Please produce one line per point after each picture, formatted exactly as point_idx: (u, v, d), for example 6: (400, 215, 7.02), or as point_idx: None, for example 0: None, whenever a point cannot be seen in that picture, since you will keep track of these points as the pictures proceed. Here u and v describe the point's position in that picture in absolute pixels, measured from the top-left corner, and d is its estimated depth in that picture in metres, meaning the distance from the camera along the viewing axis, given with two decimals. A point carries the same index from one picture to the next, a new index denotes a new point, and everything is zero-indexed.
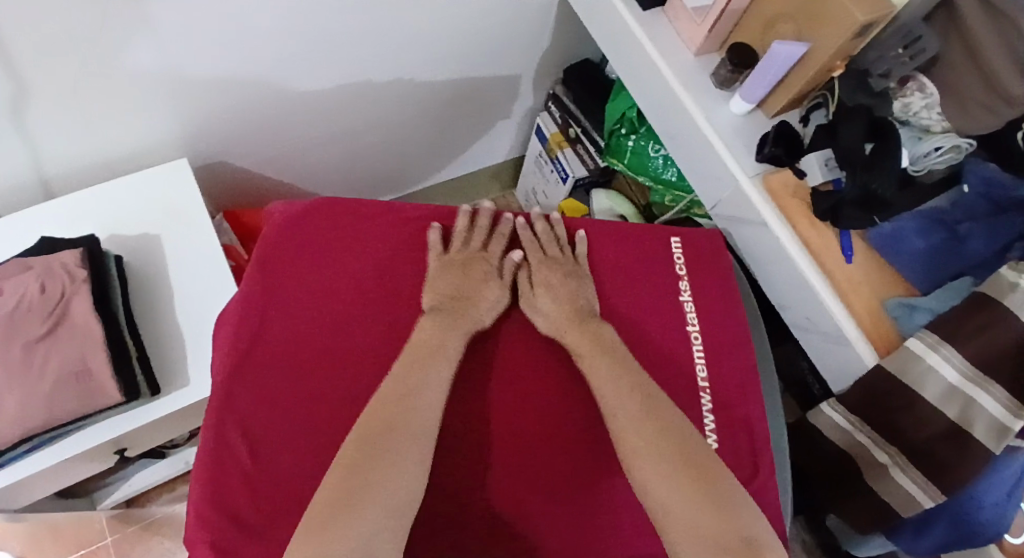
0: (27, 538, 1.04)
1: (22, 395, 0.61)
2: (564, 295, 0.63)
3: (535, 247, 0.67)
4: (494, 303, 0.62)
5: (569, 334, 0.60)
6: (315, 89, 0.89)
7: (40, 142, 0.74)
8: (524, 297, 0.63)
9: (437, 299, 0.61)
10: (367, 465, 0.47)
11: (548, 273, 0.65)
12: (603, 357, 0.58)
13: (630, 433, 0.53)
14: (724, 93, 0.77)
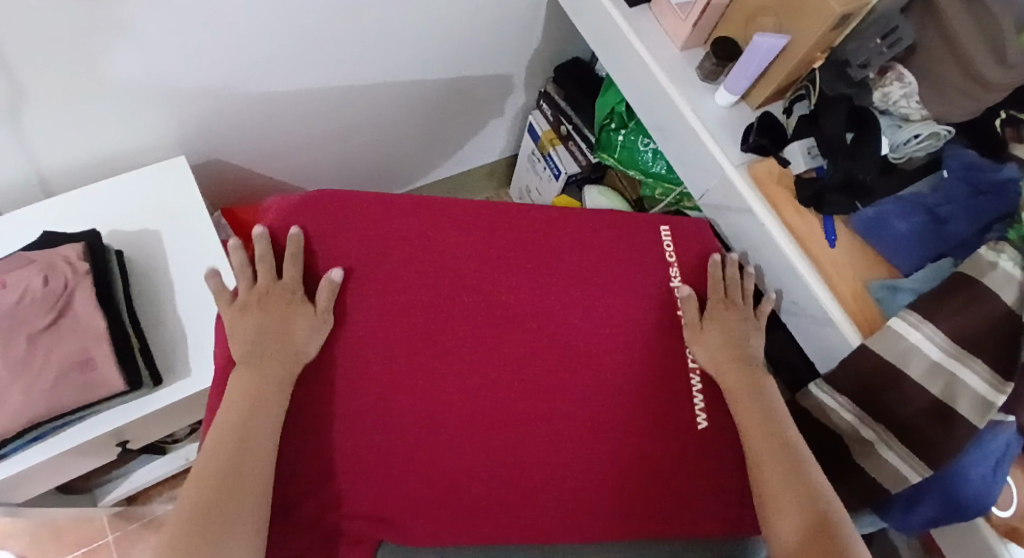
0: (28, 538, 1.06)
1: (25, 386, 0.62)
2: (721, 344, 0.64)
3: (717, 288, 0.68)
4: (291, 339, 0.56)
5: (728, 373, 0.63)
6: (310, 88, 0.91)
7: (39, 140, 0.75)
8: (701, 336, 0.64)
9: (242, 348, 0.55)
10: (221, 496, 0.47)
11: (726, 317, 0.66)
12: (760, 402, 0.60)
13: (769, 485, 0.54)
14: (709, 86, 0.79)
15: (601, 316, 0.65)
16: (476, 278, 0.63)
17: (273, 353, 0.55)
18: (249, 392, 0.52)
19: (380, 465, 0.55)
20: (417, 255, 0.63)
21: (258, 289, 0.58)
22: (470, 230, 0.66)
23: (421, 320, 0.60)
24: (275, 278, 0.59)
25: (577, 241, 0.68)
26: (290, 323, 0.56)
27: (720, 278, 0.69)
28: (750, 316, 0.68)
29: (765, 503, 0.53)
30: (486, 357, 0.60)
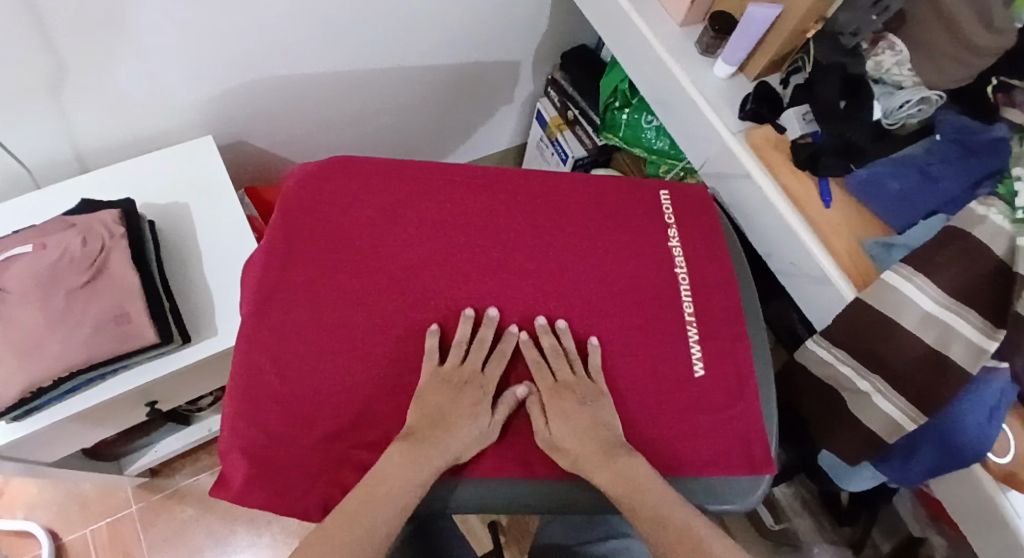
0: (55, 508, 1.10)
1: (65, 336, 0.67)
2: (582, 425, 0.59)
3: (541, 367, 0.62)
4: (457, 442, 0.57)
5: (591, 466, 0.57)
6: (329, 72, 0.96)
7: (77, 116, 0.80)
8: (556, 439, 0.59)
9: (428, 425, 0.57)
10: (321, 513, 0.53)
11: (563, 394, 0.61)
12: (637, 488, 0.56)
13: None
14: (708, 59, 0.82)
15: (602, 269, 0.67)
16: (482, 236, 0.67)
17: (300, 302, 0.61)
18: (407, 471, 0.54)
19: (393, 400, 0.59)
20: (428, 212, 0.67)
21: (470, 372, 0.61)
22: (476, 193, 0.69)
23: (431, 269, 0.64)
24: (480, 366, 0.61)
25: (578, 201, 0.71)
26: (454, 417, 0.58)
27: (541, 360, 0.63)
28: (581, 386, 0.61)
29: None
30: (491, 303, 0.63)
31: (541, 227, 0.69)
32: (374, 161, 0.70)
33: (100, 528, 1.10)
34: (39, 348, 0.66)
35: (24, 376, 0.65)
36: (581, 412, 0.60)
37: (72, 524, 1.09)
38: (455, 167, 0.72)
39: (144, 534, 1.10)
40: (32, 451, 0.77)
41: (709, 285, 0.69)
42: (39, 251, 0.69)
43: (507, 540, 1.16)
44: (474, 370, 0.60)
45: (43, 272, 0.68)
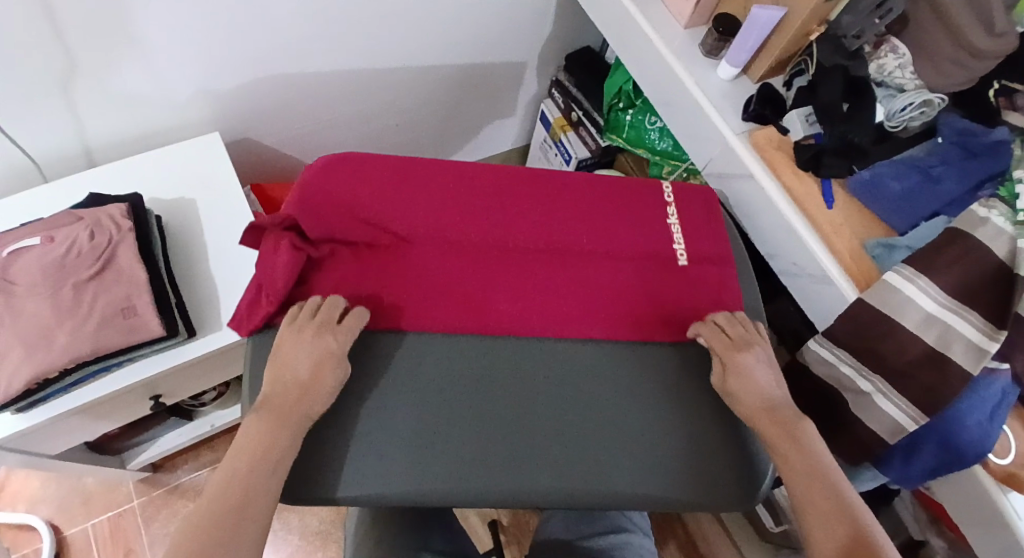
0: (57, 503, 1.11)
1: (72, 328, 0.67)
2: (746, 399, 0.61)
3: (717, 332, 0.65)
4: (278, 427, 0.54)
5: (762, 423, 0.60)
6: (336, 70, 0.96)
7: (87, 112, 0.81)
8: (733, 394, 0.62)
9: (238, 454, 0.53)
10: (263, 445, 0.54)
11: (756, 349, 0.64)
12: (793, 439, 0.58)
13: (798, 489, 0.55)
14: (712, 62, 0.83)
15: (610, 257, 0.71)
16: (493, 226, 0.70)
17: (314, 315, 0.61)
18: (262, 439, 0.54)
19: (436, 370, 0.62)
20: (425, 163, 0.72)
21: (318, 365, 0.58)
22: (477, 188, 0.71)
23: (429, 218, 0.68)
24: (332, 320, 0.61)
25: (576, 195, 0.73)
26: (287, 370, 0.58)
27: (718, 331, 0.66)
28: (758, 351, 0.64)
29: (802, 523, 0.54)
30: (479, 250, 0.68)
31: (531, 189, 0.73)
32: (366, 159, 0.70)
33: (101, 522, 1.11)
34: (46, 340, 0.66)
35: (29, 368, 0.65)
36: (763, 376, 0.62)
37: (73, 520, 1.10)
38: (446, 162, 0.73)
39: (145, 529, 1.11)
40: (35, 442, 0.77)
41: (701, 285, 0.71)
42: (48, 244, 0.70)
43: (507, 539, 1.16)
44: (455, 306, 0.65)
45: (53, 265, 0.68)
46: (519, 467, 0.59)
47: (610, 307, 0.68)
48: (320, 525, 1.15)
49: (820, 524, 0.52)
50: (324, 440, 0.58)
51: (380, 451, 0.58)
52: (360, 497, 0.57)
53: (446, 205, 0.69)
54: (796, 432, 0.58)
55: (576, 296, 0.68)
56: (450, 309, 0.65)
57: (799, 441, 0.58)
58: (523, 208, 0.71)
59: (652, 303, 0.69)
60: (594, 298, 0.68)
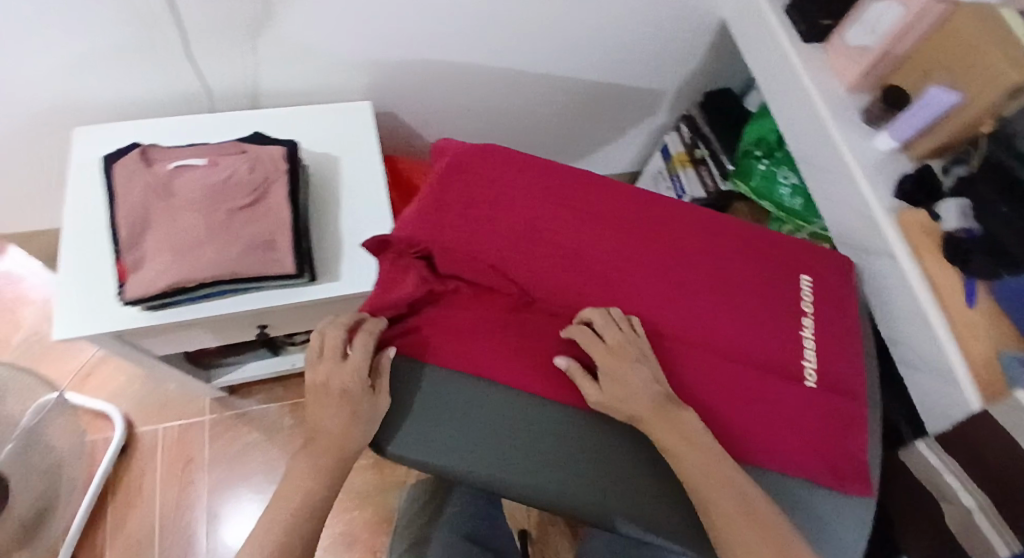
0: (138, 400, 1.19)
1: (218, 249, 0.71)
2: (635, 405, 0.58)
3: (593, 338, 0.61)
4: (322, 475, 0.59)
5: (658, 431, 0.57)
6: (489, 64, 1.00)
7: (264, 56, 0.87)
8: (617, 400, 0.58)
9: (292, 495, 0.59)
10: (305, 481, 0.59)
11: (630, 359, 0.60)
12: (698, 451, 0.56)
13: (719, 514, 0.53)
14: (871, 130, 0.80)
15: (731, 298, 0.67)
16: (615, 240, 0.69)
17: (337, 351, 0.60)
18: (307, 485, 0.59)
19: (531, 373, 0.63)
20: (561, 170, 0.74)
21: (346, 420, 0.58)
22: (605, 202, 0.72)
23: (545, 267, 0.67)
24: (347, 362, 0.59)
25: (703, 229, 0.71)
26: (321, 418, 0.59)
27: (588, 332, 0.61)
28: (637, 357, 0.60)
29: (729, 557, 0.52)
30: (589, 311, 0.65)
31: (656, 258, 0.68)
32: (507, 156, 0.73)
33: (171, 428, 1.18)
34: (193, 254, 0.71)
35: (171, 274, 0.70)
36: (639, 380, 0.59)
37: (148, 419, 1.18)
38: (579, 172, 0.74)
39: (207, 445, 1.18)
40: (151, 339, 0.83)
41: (826, 381, 0.65)
42: (211, 168, 0.76)
43: (534, 551, 1.17)
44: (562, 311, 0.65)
45: (213, 188, 0.74)
46: (601, 487, 0.59)
47: (725, 379, 0.63)
48: (362, 485, 1.19)
49: None
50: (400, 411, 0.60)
51: (473, 436, 0.60)
52: (401, 454, 0.59)
53: (565, 260, 0.67)
54: (695, 458, 0.56)
55: (687, 383, 0.62)
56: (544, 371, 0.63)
57: (688, 457, 0.56)
58: (646, 229, 0.70)
59: (769, 408, 0.62)
60: (707, 385, 0.62)
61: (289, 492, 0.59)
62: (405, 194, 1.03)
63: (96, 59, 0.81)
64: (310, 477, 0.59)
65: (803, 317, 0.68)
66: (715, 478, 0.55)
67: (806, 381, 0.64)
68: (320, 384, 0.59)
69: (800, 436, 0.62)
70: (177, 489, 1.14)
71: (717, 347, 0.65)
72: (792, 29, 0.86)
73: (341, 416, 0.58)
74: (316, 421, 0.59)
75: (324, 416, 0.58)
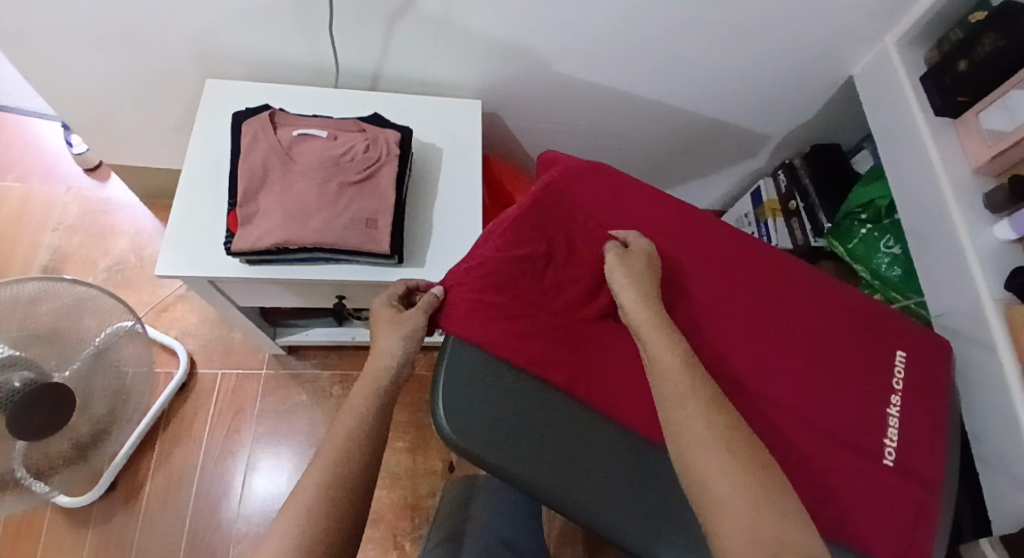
0: (205, 342, 1.25)
1: (326, 217, 0.75)
2: (630, 295, 0.63)
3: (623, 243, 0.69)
4: (371, 399, 0.63)
5: (642, 320, 0.62)
6: (603, 84, 1.01)
7: (395, 43, 0.90)
8: (619, 285, 0.64)
9: (343, 421, 0.61)
10: (358, 415, 0.62)
11: (643, 275, 0.65)
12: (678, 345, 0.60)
13: (684, 413, 0.56)
14: (989, 216, 0.77)
15: (814, 358, 0.66)
16: (706, 278, 0.69)
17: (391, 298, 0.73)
18: (358, 418, 0.61)
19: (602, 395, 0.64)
20: (662, 200, 0.74)
21: (387, 335, 0.68)
22: (702, 239, 0.72)
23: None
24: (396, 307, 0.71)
25: (798, 283, 0.70)
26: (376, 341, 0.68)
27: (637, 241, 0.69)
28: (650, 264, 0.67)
29: (681, 443, 0.54)
30: None
31: (751, 305, 0.68)
32: (612, 178, 0.75)
33: (230, 375, 1.23)
34: (302, 218, 0.74)
35: (280, 232, 0.73)
36: (646, 280, 0.65)
37: (210, 362, 1.24)
38: (680, 204, 0.75)
39: (259, 398, 1.22)
40: (240, 289, 0.87)
41: (904, 468, 0.63)
42: (332, 141, 0.79)
43: None
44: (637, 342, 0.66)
45: (331, 160, 0.77)
46: (650, 524, 0.59)
47: (794, 437, 0.62)
48: (395, 466, 1.21)
49: (711, 461, 0.52)
50: (455, 386, 0.62)
51: (532, 447, 0.60)
52: (457, 443, 0.59)
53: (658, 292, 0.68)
54: (672, 346, 0.60)
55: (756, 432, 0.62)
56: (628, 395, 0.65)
57: (661, 342, 0.60)
58: (739, 273, 0.70)
59: (835, 476, 0.61)
60: (776, 439, 0.62)
61: (343, 428, 0.60)
62: (496, 195, 1.06)
63: (244, 21, 0.86)
64: (363, 412, 0.62)
65: (891, 393, 0.66)
66: (692, 374, 0.58)
67: (881, 461, 0.62)
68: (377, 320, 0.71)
69: (872, 515, 0.60)
70: (224, 433, 1.19)
71: (791, 404, 0.64)
72: (924, 100, 0.84)
73: (393, 340, 0.67)
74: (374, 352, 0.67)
75: (379, 349, 0.67)
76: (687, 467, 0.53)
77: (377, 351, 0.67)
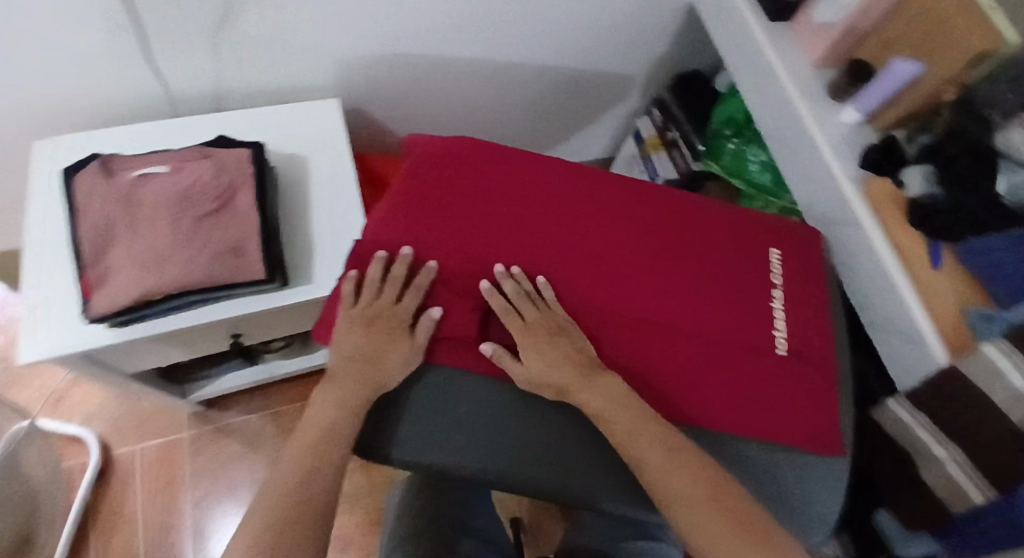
0: (115, 420, 1.16)
1: (187, 255, 0.70)
2: (563, 363, 0.60)
3: (513, 314, 0.62)
4: (329, 426, 0.56)
5: (580, 388, 0.59)
6: (458, 56, 0.98)
7: (226, 59, 0.85)
8: (543, 362, 0.60)
9: (300, 443, 0.56)
10: (322, 439, 0.56)
11: (560, 342, 0.61)
12: (627, 398, 0.59)
13: (656, 465, 0.54)
14: (834, 104, 0.81)
15: (705, 279, 0.68)
16: (592, 228, 0.69)
17: (375, 280, 0.63)
18: (321, 439, 0.56)
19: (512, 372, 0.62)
20: (534, 159, 0.73)
21: (388, 347, 0.61)
22: (581, 191, 0.71)
23: (530, 258, 0.67)
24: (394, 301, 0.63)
25: (677, 214, 0.72)
26: (385, 350, 0.61)
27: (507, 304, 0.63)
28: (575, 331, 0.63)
29: (668, 504, 0.53)
30: (568, 301, 0.65)
31: (639, 244, 0.69)
32: (479, 148, 0.72)
33: (150, 447, 1.15)
34: (161, 261, 0.69)
35: (141, 284, 0.68)
36: (571, 350, 0.61)
37: (125, 439, 1.15)
38: (552, 160, 0.74)
39: (189, 461, 1.15)
40: (120, 357, 0.80)
41: (798, 353, 0.67)
42: (176, 175, 0.74)
43: (528, 539, 1.18)
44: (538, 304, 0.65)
45: (179, 194, 0.72)
46: (580, 468, 0.60)
47: (702, 359, 0.64)
48: (351, 490, 1.17)
49: (698, 515, 0.52)
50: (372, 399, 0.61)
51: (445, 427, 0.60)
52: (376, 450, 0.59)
53: (547, 253, 0.67)
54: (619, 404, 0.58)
55: (666, 365, 0.63)
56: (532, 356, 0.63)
57: (607, 399, 0.58)
58: (621, 216, 0.70)
59: (744, 383, 0.64)
60: (687, 366, 0.63)
61: (298, 452, 0.55)
62: (379, 190, 1.02)
63: (45, 67, 0.78)
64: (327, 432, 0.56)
65: (773, 289, 0.70)
66: (648, 424, 0.57)
67: (776, 352, 0.66)
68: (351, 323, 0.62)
69: (784, 409, 0.63)
70: (161, 508, 1.12)
71: (695, 328, 0.65)
72: (755, 8, 0.87)
73: (394, 349, 0.61)
74: (351, 351, 0.60)
75: (362, 354, 0.60)
76: (678, 528, 0.52)
77: (362, 355, 0.60)
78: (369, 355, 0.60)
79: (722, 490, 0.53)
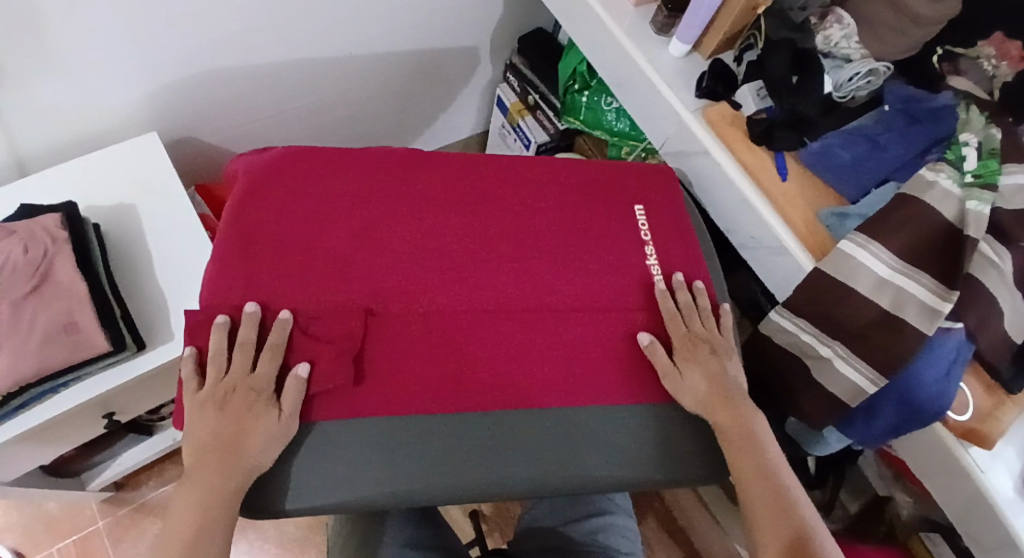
0: (19, 530, 1.06)
1: (11, 347, 0.63)
2: (699, 377, 0.62)
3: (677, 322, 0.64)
4: (203, 522, 0.50)
5: (713, 408, 0.61)
6: (282, 59, 0.92)
7: (15, 121, 0.76)
8: (689, 377, 0.62)
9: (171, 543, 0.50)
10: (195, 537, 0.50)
11: (704, 356, 0.63)
12: (728, 405, 0.61)
13: (746, 473, 0.58)
14: (663, 39, 0.81)
15: (579, 241, 0.67)
16: (456, 215, 0.66)
17: (220, 351, 0.55)
18: (194, 537, 0.50)
19: (405, 383, 0.57)
20: (378, 157, 0.68)
21: (249, 426, 0.53)
22: (435, 180, 0.68)
23: (394, 268, 0.61)
24: (248, 370, 0.55)
25: (539, 183, 0.70)
26: (243, 429, 0.53)
27: (694, 315, 0.65)
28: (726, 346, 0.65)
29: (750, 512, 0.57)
30: (448, 295, 0.61)
31: (508, 222, 0.67)
32: (314, 158, 0.66)
33: (67, 546, 1.07)
34: None
35: None
36: (720, 365, 0.63)
37: (35, 547, 1.06)
38: (398, 154, 0.69)
39: (114, 549, 1.08)
40: None
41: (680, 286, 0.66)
42: None
43: (489, 527, 1.17)
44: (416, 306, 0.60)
45: None
46: (491, 463, 0.56)
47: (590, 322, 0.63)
48: (298, 531, 1.12)
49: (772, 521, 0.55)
50: None
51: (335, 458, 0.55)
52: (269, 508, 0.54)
53: (416, 250, 0.63)
54: (736, 417, 0.60)
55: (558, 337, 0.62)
56: (421, 373, 0.58)
57: (734, 414, 0.61)
58: (483, 197, 0.67)
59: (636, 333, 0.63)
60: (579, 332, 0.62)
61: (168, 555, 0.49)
62: None
63: None
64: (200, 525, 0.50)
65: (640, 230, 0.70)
66: (737, 433, 0.60)
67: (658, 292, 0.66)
68: (204, 409, 0.54)
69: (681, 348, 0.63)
70: None
71: (579, 292, 0.64)
72: None
73: (257, 430, 0.53)
74: (209, 438, 0.53)
75: (224, 435, 0.53)
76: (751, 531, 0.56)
77: (224, 437, 0.53)
78: (233, 435, 0.53)
79: (780, 495, 0.57)
